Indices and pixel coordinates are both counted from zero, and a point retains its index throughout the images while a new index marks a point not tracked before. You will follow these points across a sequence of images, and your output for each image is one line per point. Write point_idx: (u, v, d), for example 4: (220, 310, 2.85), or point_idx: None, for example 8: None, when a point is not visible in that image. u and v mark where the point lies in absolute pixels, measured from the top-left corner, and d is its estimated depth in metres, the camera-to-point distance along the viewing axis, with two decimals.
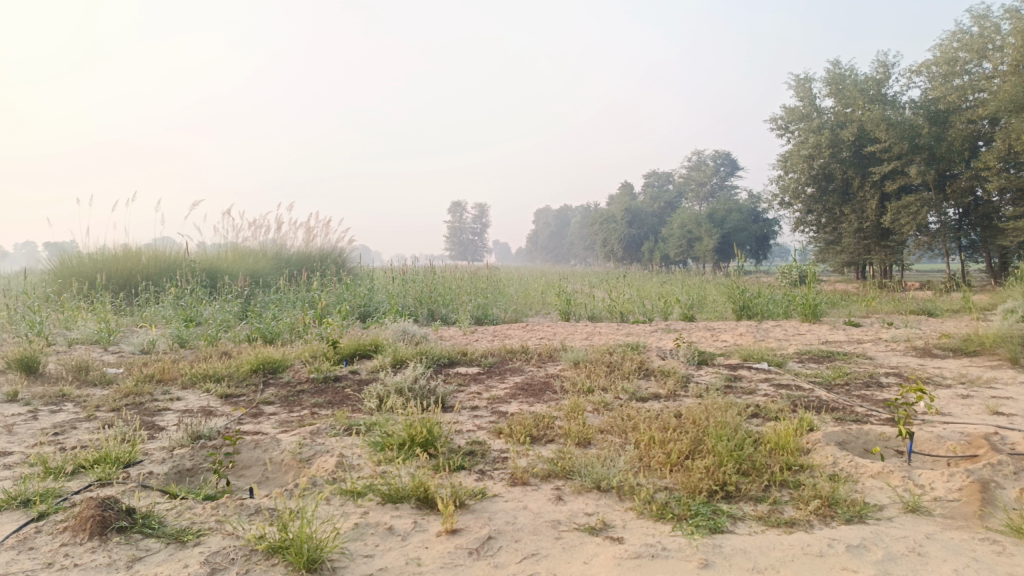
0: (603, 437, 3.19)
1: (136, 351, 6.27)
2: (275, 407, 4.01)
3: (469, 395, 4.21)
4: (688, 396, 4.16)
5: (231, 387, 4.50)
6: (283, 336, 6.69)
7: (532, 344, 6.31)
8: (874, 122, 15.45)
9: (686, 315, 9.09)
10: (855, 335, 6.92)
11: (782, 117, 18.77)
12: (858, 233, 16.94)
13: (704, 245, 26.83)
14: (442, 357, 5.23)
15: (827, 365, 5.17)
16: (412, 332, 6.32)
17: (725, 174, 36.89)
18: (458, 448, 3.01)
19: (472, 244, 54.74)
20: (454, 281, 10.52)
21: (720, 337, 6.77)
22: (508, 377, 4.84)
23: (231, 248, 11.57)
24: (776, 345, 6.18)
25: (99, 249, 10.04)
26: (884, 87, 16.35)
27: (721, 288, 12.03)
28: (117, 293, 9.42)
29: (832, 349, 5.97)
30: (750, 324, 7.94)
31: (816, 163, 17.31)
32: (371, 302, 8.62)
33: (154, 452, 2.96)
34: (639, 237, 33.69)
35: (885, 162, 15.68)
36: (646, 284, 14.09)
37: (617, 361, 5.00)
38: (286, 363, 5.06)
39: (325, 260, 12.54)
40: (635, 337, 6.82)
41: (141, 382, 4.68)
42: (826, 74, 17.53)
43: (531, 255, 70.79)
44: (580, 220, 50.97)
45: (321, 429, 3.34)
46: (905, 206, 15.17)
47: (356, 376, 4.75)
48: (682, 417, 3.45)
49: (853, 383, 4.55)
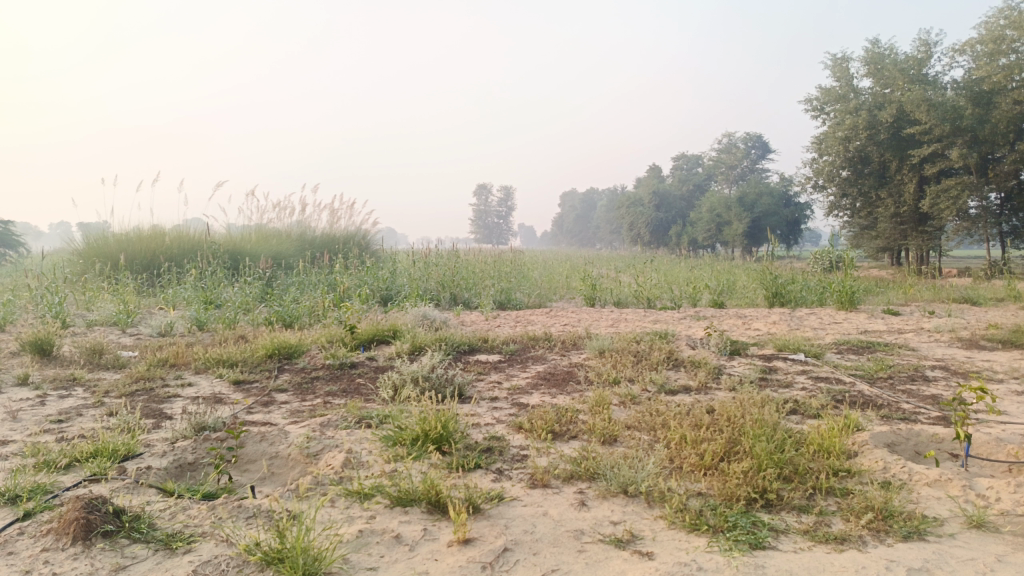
0: (630, 434, 2.98)
1: (154, 333, 6.18)
2: (287, 395, 3.85)
3: (488, 385, 4.01)
4: (721, 389, 3.92)
5: (244, 372, 4.36)
6: (302, 320, 6.56)
7: (556, 330, 6.09)
8: (914, 102, 14.82)
9: (716, 302, 8.81)
10: (896, 325, 6.58)
11: (817, 98, 18.22)
12: (895, 218, 16.40)
13: (734, 229, 26.32)
14: (462, 344, 5.04)
15: (868, 357, 4.89)
16: (433, 317, 6.13)
17: (756, 157, 36.17)
18: (475, 444, 2.82)
19: (498, 227, 54.47)
20: (477, 265, 10.31)
21: (752, 325, 6.50)
22: (530, 366, 4.63)
23: (255, 229, 11.48)
24: (812, 335, 5.89)
25: (122, 229, 10.00)
26: (925, 66, 15.73)
27: (751, 274, 11.68)
28: (140, 274, 9.37)
29: (872, 339, 5.66)
30: (783, 311, 7.65)
31: (852, 146, 16.75)
32: (393, 286, 8.46)
33: (155, 444, 2.81)
34: (666, 221, 33.19)
35: (925, 144, 15.10)
36: (674, 268, 13.76)
37: (645, 350, 4.77)
38: (302, 348, 4.90)
39: (349, 242, 12.42)
40: (663, 324, 6.56)
41: (154, 366, 4.56)
42: (864, 53, 16.91)
43: (557, 239, 70.36)
44: (606, 204, 50.41)
45: (332, 421, 3.18)
46: (945, 190, 14.57)
47: (373, 363, 4.59)
48: (715, 413, 3.23)
49: (897, 377, 4.27)
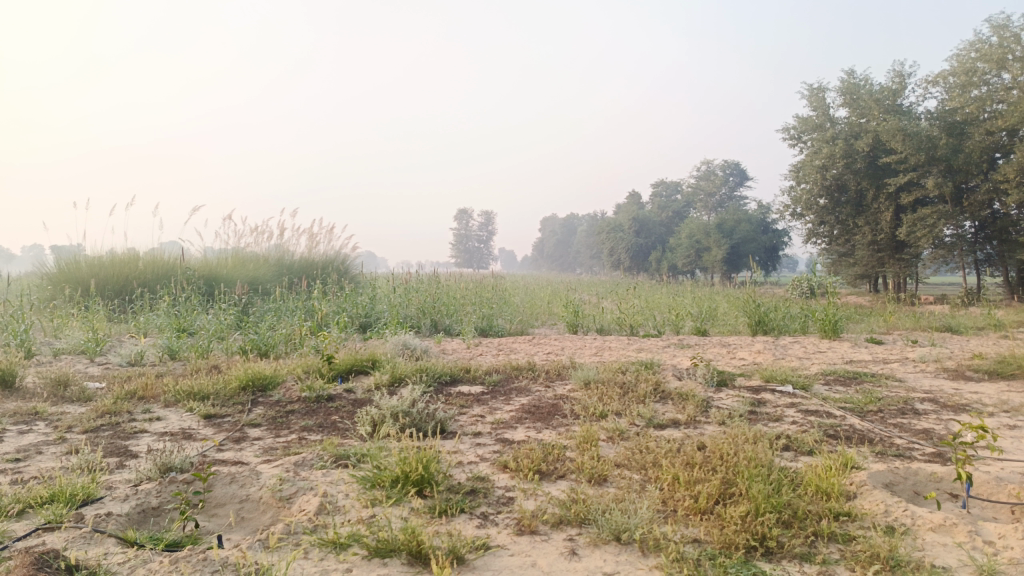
0: (619, 473, 2.87)
1: (124, 363, 5.97)
2: (261, 430, 3.68)
3: (470, 419, 3.88)
4: (710, 423, 3.82)
5: (216, 406, 4.18)
6: (278, 348, 6.38)
7: (539, 360, 5.97)
8: (890, 132, 15.00)
9: (699, 330, 8.75)
10: (880, 354, 6.54)
11: (794, 127, 18.46)
12: (872, 246, 16.56)
13: (713, 255, 26.46)
14: (444, 374, 4.90)
15: (856, 388, 4.81)
16: (413, 345, 5.98)
17: (734, 185, 36.59)
18: (458, 485, 2.69)
19: (478, 252, 54.43)
20: (458, 291, 10.19)
21: (737, 354, 6.43)
22: (514, 398, 4.50)
23: (231, 254, 11.28)
24: (797, 365, 5.82)
25: (95, 254, 9.76)
26: (900, 97, 16.00)
27: (733, 301, 11.68)
28: (111, 300, 9.13)
29: (858, 370, 5.60)
30: (766, 340, 7.59)
31: (829, 174, 16.94)
32: (372, 312, 8.30)
33: (117, 487, 2.64)
34: (646, 247, 33.35)
35: (901, 173, 15.30)
36: (655, 295, 13.74)
37: (631, 381, 4.66)
38: (277, 379, 4.73)
39: (327, 268, 12.25)
40: (647, 353, 6.47)
41: (121, 400, 4.35)
42: (840, 83, 17.19)
43: (537, 264, 70.50)
44: (587, 230, 50.63)
45: (307, 460, 3.02)
46: (921, 218, 14.75)
47: (351, 396, 4.43)
48: (706, 449, 3.13)
49: (887, 410, 4.19)
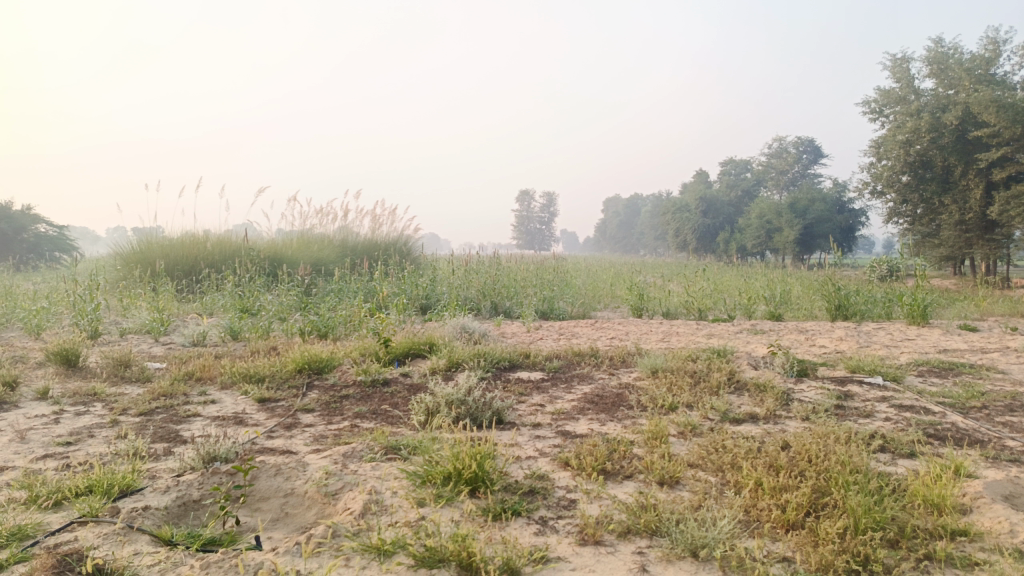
0: (693, 475, 2.60)
1: (187, 343, 5.99)
2: (313, 416, 3.54)
3: (529, 409, 3.65)
4: (793, 419, 3.49)
5: (270, 389, 4.07)
6: (337, 330, 6.30)
7: (603, 345, 5.70)
8: (982, 103, 13.87)
9: (772, 314, 8.30)
10: (976, 343, 6.00)
11: (875, 100, 17.43)
12: (960, 226, 15.51)
13: (784, 236, 25.47)
14: (503, 359, 4.69)
15: (954, 381, 4.37)
16: (472, 328, 5.80)
17: (808, 163, 35.12)
18: (516, 485, 2.48)
19: (541, 233, 54.12)
20: (519, 272, 9.97)
21: (817, 342, 6.02)
22: (576, 386, 4.25)
23: (296, 235, 11.36)
24: (884, 354, 5.36)
25: (166, 236, 9.95)
26: (994, 65, 14.85)
27: (808, 285, 11.09)
28: (180, 281, 9.27)
29: (954, 360, 5.12)
30: (846, 326, 7.12)
31: (913, 150, 15.94)
32: (432, 294, 8.19)
33: (159, 477, 2.53)
34: (713, 227, 32.40)
35: (993, 148, 14.23)
36: (724, 277, 13.23)
37: (702, 370, 4.35)
38: (333, 362, 4.61)
39: (390, 248, 12.22)
40: (718, 340, 6.10)
41: (178, 381, 4.31)
42: (926, 53, 16.10)
43: (600, 245, 69.76)
44: (652, 210, 49.66)
45: (356, 450, 2.86)
46: (1016, 195, 13.70)
47: (407, 380, 4.26)
48: (789, 449, 2.83)
49: (993, 407, 3.76)
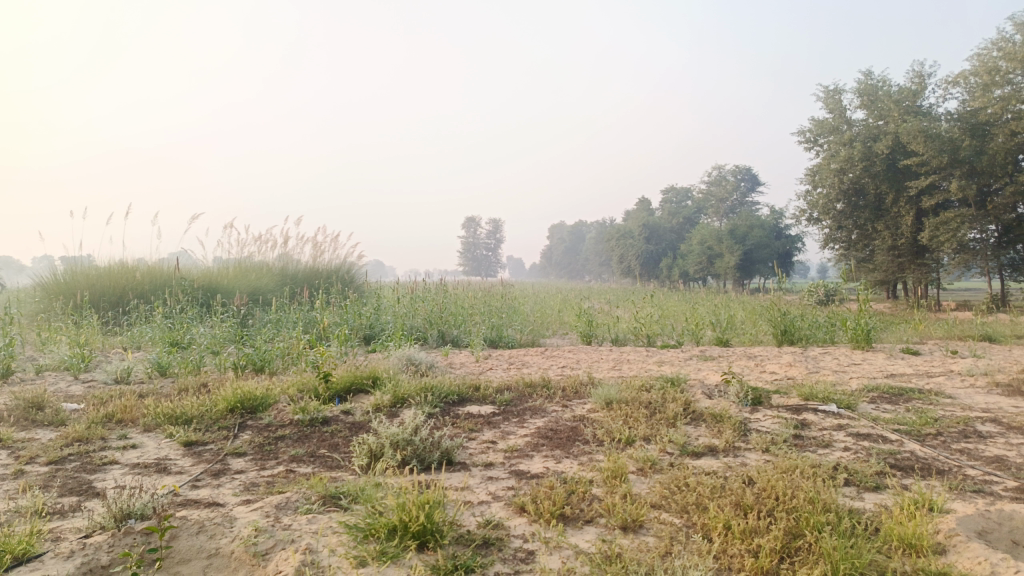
0: (657, 517, 2.45)
1: (109, 380, 5.57)
2: (245, 461, 3.26)
3: (480, 447, 3.45)
4: (753, 452, 3.38)
5: (199, 431, 3.76)
6: (275, 364, 5.97)
7: (554, 375, 5.54)
8: (911, 133, 14.40)
9: (720, 340, 8.30)
10: (921, 367, 6.05)
11: (810, 130, 18.01)
12: (892, 251, 16.02)
13: (725, 261, 25.96)
14: (451, 393, 4.47)
15: (906, 407, 4.35)
16: (418, 360, 5.57)
17: (746, 190, 36.11)
18: (469, 536, 2.27)
19: (487, 260, 54.08)
20: (466, 300, 9.78)
21: (767, 368, 5.99)
22: (528, 420, 4.06)
23: (234, 263, 10.93)
24: (834, 379, 5.35)
25: (91, 265, 9.41)
26: (920, 97, 15.49)
27: (752, 310, 11.22)
28: (106, 312, 8.75)
29: (902, 385, 5.12)
30: (794, 351, 7.15)
31: (847, 177, 16.45)
32: (376, 323, 7.91)
33: (63, 540, 2.23)
34: (656, 253, 32.86)
35: (922, 176, 14.78)
36: (670, 303, 13.31)
37: (657, 401, 4.21)
38: (269, 400, 4.31)
39: (332, 277, 11.88)
40: (669, 367, 6.01)
41: (96, 424, 3.95)
42: (857, 85, 16.71)
43: (546, 271, 70.13)
44: (596, 237, 50.22)
45: (291, 500, 2.60)
46: (944, 221, 14.23)
47: (349, 418, 4.00)
48: (754, 485, 2.71)
49: (947, 433, 3.72)
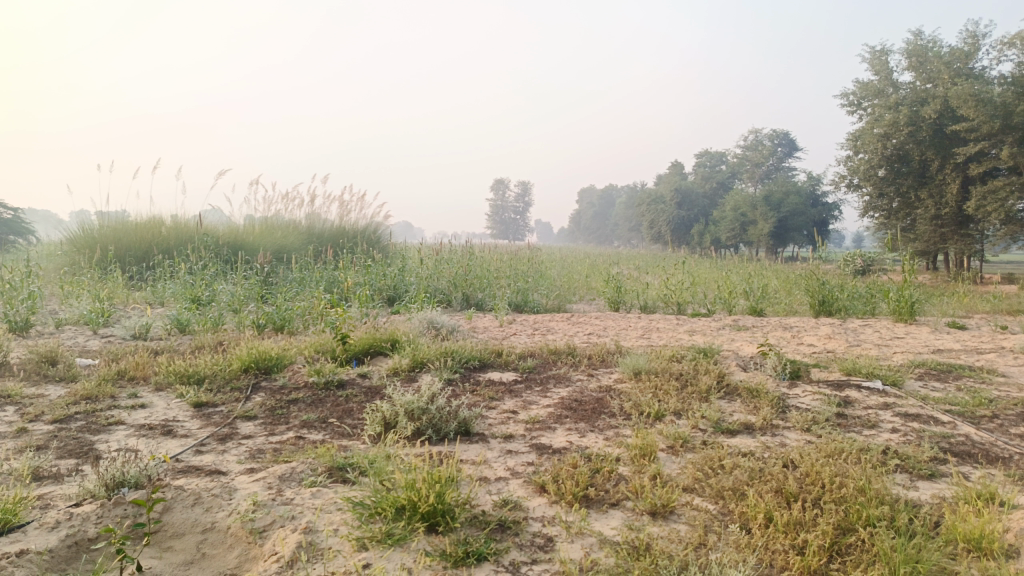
0: (689, 503, 2.25)
1: (128, 336, 5.49)
2: (254, 425, 3.11)
3: (500, 417, 3.27)
4: (792, 431, 3.14)
5: (209, 392, 3.63)
6: (295, 323, 5.85)
7: (580, 342, 5.32)
8: (961, 97, 13.68)
9: (753, 309, 8.02)
10: (969, 342, 5.71)
11: (854, 93, 17.25)
12: (935, 221, 15.40)
13: (758, 229, 25.37)
14: (472, 359, 4.28)
15: (957, 386, 4.06)
16: (440, 323, 5.39)
17: (782, 155, 35.15)
18: (482, 517, 2.09)
19: (515, 223, 53.73)
20: (492, 262, 9.56)
21: (804, 340, 5.72)
22: (552, 389, 3.87)
23: (260, 221, 10.82)
24: (876, 354, 5.06)
25: (118, 219, 9.35)
26: (972, 59, 14.68)
27: (787, 279, 10.85)
28: (132, 267, 8.71)
29: (950, 362, 4.81)
30: (832, 323, 6.84)
31: (890, 143, 15.79)
32: (400, 285, 7.75)
33: (51, 509, 2.09)
34: (688, 219, 32.26)
35: (971, 142, 14.08)
36: (701, 270, 12.97)
37: (689, 372, 3.98)
38: (284, 361, 4.16)
39: (358, 237, 11.73)
40: (701, 337, 5.75)
41: (107, 381, 3.83)
42: (906, 46, 15.90)
43: (575, 235, 69.60)
44: (626, 202, 49.54)
45: (295, 471, 2.43)
46: (992, 190, 13.58)
47: (366, 382, 3.84)
48: (797, 470, 2.48)
49: (1004, 416, 3.45)
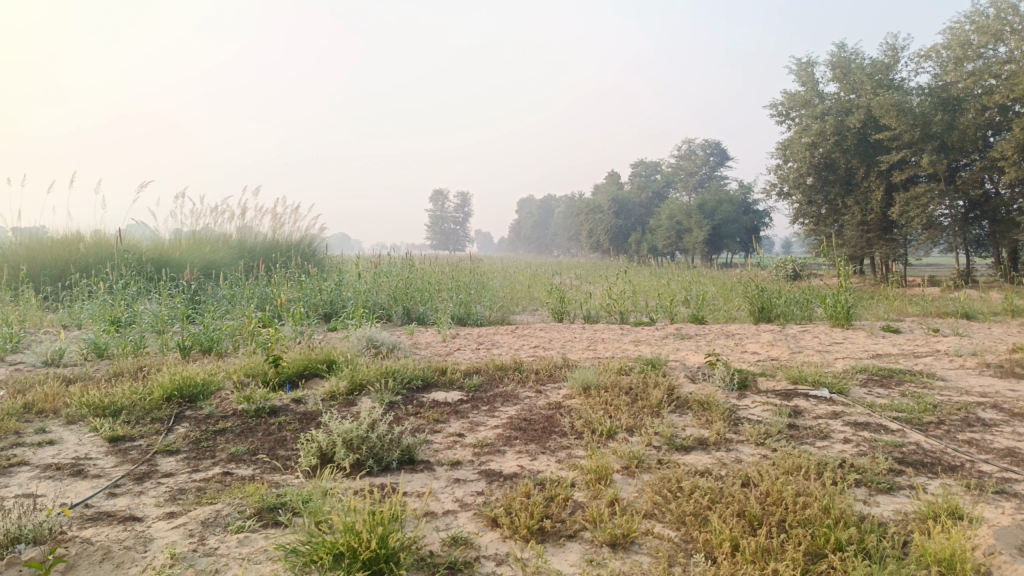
0: (650, 531, 2.12)
1: (39, 363, 5.08)
2: (176, 461, 2.85)
3: (446, 442, 3.09)
4: (746, 445, 3.06)
5: (127, 425, 3.33)
6: (224, 344, 5.52)
7: (526, 356, 5.18)
8: (883, 107, 14.18)
9: (695, 317, 8.04)
10: (905, 346, 5.80)
11: (782, 103, 17.74)
12: (862, 226, 15.91)
13: (694, 236, 25.86)
14: (415, 378, 4.08)
15: (901, 391, 4.08)
16: (380, 340, 5.17)
17: (714, 164, 36.03)
18: (431, 560, 1.91)
19: (455, 234, 53.46)
20: (433, 274, 9.35)
21: (748, 347, 5.72)
22: (499, 408, 3.71)
23: (188, 235, 10.34)
24: (820, 360, 5.08)
25: (30, 235, 8.76)
26: (892, 71, 15.26)
27: (725, 285, 10.98)
28: (46, 286, 8.16)
29: (890, 367, 4.86)
30: (773, 329, 6.90)
31: (818, 152, 16.27)
32: (337, 300, 7.46)
33: None
34: (625, 228, 32.67)
35: (894, 151, 14.62)
36: (641, 278, 13.05)
37: (639, 386, 3.88)
38: (211, 387, 3.88)
39: (293, 250, 11.35)
40: (646, 347, 5.69)
41: (11, 415, 3.48)
42: (831, 58, 16.44)
43: (515, 245, 69.76)
44: (565, 211, 49.88)
45: (220, 514, 2.20)
46: (914, 197, 14.11)
47: (301, 407, 3.61)
48: (756, 489, 2.39)
49: (950, 422, 3.46)
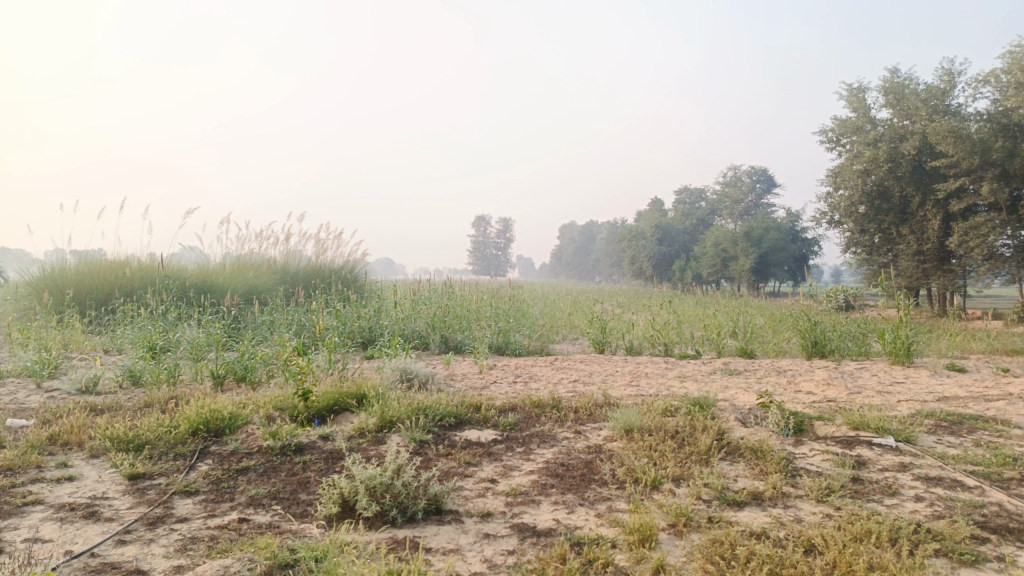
0: None
1: (74, 390, 5.04)
2: (193, 505, 2.70)
3: (477, 488, 2.88)
4: (805, 502, 2.79)
5: (149, 461, 3.20)
6: (258, 374, 5.42)
7: (565, 392, 4.95)
8: (939, 133, 13.66)
9: (743, 350, 7.70)
10: (973, 388, 5.39)
11: (833, 129, 17.27)
12: (917, 256, 15.29)
13: (740, 265, 25.29)
14: (447, 416, 3.88)
15: (975, 441, 3.72)
16: (414, 372, 5.00)
17: (761, 191, 35.41)
18: None
19: (497, 260, 53.50)
20: (472, 301, 9.19)
21: (801, 386, 5.39)
22: (534, 450, 3.48)
23: (233, 260, 10.41)
24: (882, 403, 4.73)
25: (80, 259, 8.88)
26: (949, 96, 14.72)
27: (773, 316, 10.57)
28: (91, 311, 8.23)
29: (960, 412, 4.48)
30: (827, 366, 6.54)
31: (870, 179, 15.75)
32: (374, 328, 7.35)
33: None
34: (669, 255, 32.18)
35: (951, 178, 14.05)
36: (687, 308, 12.69)
37: (686, 430, 3.61)
38: (238, 421, 3.74)
39: (335, 276, 11.34)
40: (693, 384, 5.40)
41: (35, 447, 3.39)
42: (883, 83, 15.96)
43: (557, 272, 69.54)
44: (607, 238, 49.53)
45: (229, 571, 2.04)
46: (974, 226, 13.51)
47: (328, 445, 3.44)
48: (822, 558, 2.14)
49: None
